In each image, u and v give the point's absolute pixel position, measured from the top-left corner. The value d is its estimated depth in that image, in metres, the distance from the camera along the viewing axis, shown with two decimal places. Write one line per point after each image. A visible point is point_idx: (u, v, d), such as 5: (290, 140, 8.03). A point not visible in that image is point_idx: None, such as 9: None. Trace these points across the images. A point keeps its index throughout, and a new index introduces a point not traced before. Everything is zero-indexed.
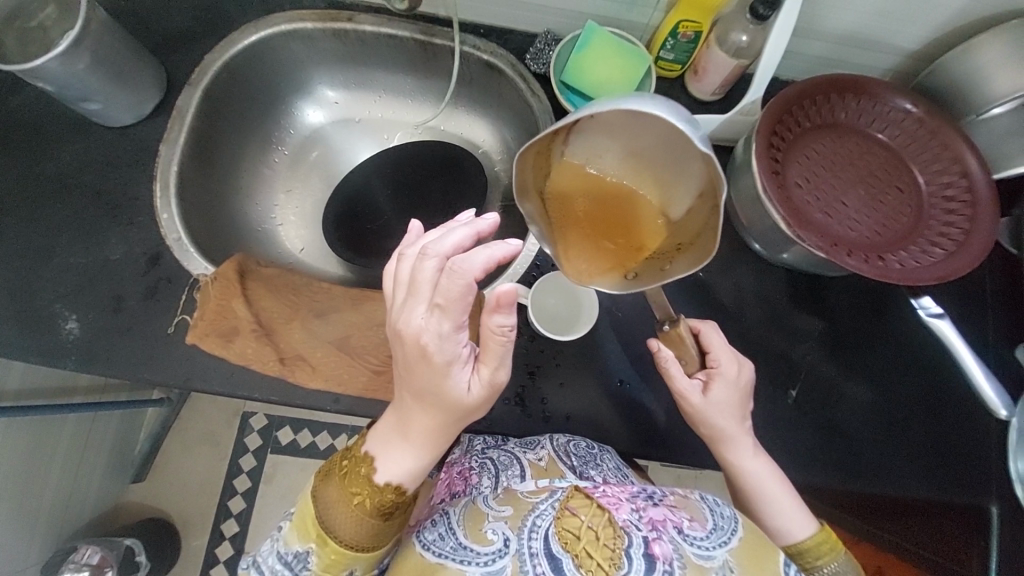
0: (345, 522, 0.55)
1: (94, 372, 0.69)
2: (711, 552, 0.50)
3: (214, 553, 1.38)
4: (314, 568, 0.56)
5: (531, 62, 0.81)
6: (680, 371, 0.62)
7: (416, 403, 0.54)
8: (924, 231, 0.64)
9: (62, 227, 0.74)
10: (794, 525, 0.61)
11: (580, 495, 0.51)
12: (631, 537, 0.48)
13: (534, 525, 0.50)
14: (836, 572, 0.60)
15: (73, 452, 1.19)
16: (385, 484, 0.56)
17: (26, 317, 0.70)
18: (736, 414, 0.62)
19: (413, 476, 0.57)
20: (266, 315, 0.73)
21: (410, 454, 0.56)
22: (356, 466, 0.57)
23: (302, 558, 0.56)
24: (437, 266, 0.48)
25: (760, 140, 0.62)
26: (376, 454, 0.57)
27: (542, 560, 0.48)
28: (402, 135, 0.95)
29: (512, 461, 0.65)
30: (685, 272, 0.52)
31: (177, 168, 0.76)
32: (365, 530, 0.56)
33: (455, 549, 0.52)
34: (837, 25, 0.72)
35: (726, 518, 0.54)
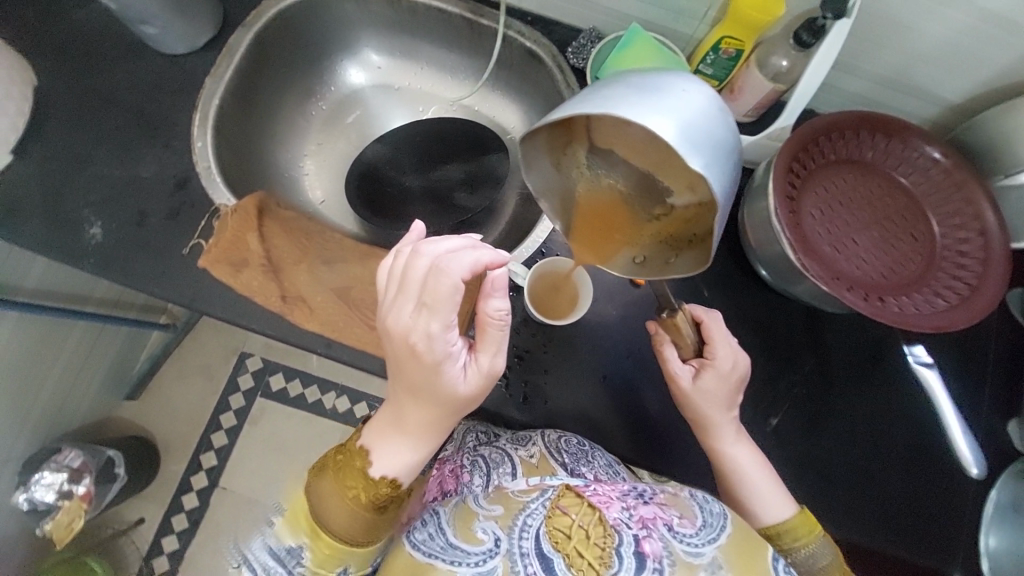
0: (338, 518, 0.57)
1: (107, 277, 0.73)
2: (700, 549, 0.51)
3: (189, 480, 1.44)
4: (308, 564, 0.58)
5: (571, 55, 0.82)
6: (674, 355, 0.65)
7: (409, 398, 0.56)
8: (929, 281, 0.63)
9: (101, 139, 0.77)
10: (770, 509, 0.62)
11: (571, 495, 0.53)
12: (621, 536, 0.50)
13: (526, 524, 0.52)
14: (813, 554, 0.60)
15: (75, 357, 1.26)
16: (380, 479, 0.57)
17: (55, 216, 0.74)
18: (724, 405, 0.64)
19: (407, 469, 0.58)
20: (275, 252, 0.75)
21: (404, 448, 0.57)
22: (350, 462, 0.58)
23: (297, 553, 0.58)
24: (428, 266, 0.50)
25: (780, 164, 0.62)
26: (371, 449, 0.58)
27: (533, 559, 0.50)
28: (436, 109, 0.97)
29: (503, 458, 0.64)
30: (686, 269, 0.56)
31: (219, 100, 0.80)
32: (358, 525, 0.57)
33: (444, 550, 0.53)
34: (882, 66, 0.72)
35: (715, 514, 0.55)
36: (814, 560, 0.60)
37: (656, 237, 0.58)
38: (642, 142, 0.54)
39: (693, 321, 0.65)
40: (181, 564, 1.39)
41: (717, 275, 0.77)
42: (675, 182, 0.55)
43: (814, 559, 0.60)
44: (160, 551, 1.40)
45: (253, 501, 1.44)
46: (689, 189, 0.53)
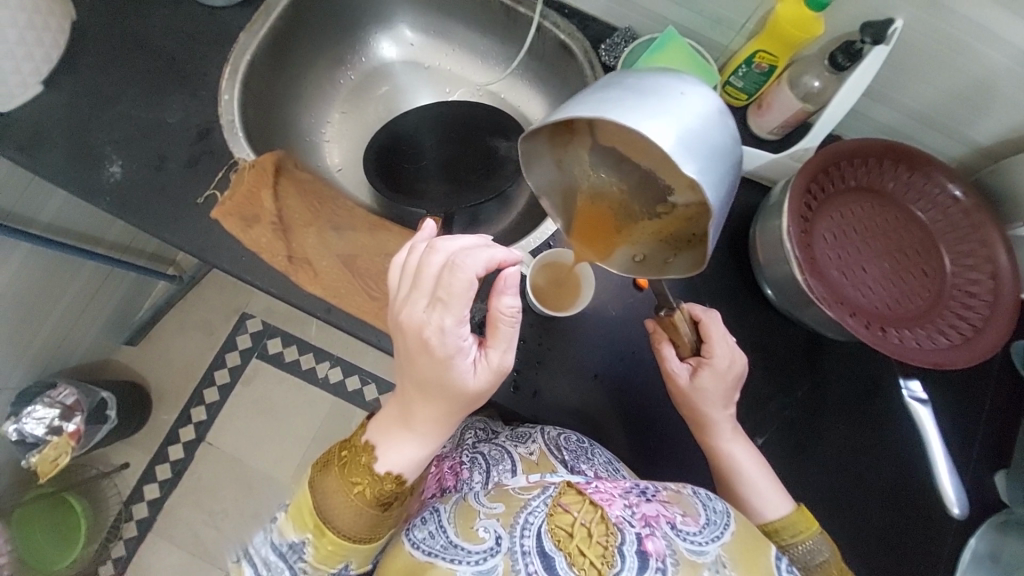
0: (342, 514, 0.56)
1: (120, 217, 0.74)
2: (705, 546, 0.52)
3: (177, 431, 1.46)
4: (310, 559, 0.57)
5: (604, 52, 0.82)
6: (672, 353, 0.66)
7: (415, 393, 0.56)
8: (935, 318, 0.63)
9: (131, 81, 0.78)
10: (769, 506, 0.64)
11: (572, 492, 0.53)
12: (624, 534, 0.50)
13: (528, 521, 0.51)
14: (812, 550, 0.62)
15: (81, 295, 1.28)
16: (386, 475, 0.57)
17: (77, 151, 0.75)
18: (721, 403, 0.65)
19: (415, 466, 0.58)
20: (287, 214, 0.76)
21: (412, 443, 0.57)
22: (355, 457, 0.58)
23: (298, 549, 0.57)
24: (443, 261, 0.51)
25: (798, 183, 0.62)
26: (376, 445, 0.58)
27: (534, 558, 0.49)
28: (462, 92, 0.98)
29: (503, 455, 0.69)
30: (683, 271, 0.57)
31: (250, 57, 0.80)
32: (362, 522, 0.57)
33: (445, 548, 0.53)
34: (913, 98, 0.71)
35: (720, 512, 0.57)
36: (813, 555, 0.61)
37: (655, 236, 0.59)
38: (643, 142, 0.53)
39: (691, 320, 0.66)
40: (159, 513, 1.41)
41: (721, 289, 0.77)
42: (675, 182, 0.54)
43: (812, 554, 0.61)
44: (140, 498, 1.42)
45: (237, 460, 1.46)
46: (689, 189, 0.53)
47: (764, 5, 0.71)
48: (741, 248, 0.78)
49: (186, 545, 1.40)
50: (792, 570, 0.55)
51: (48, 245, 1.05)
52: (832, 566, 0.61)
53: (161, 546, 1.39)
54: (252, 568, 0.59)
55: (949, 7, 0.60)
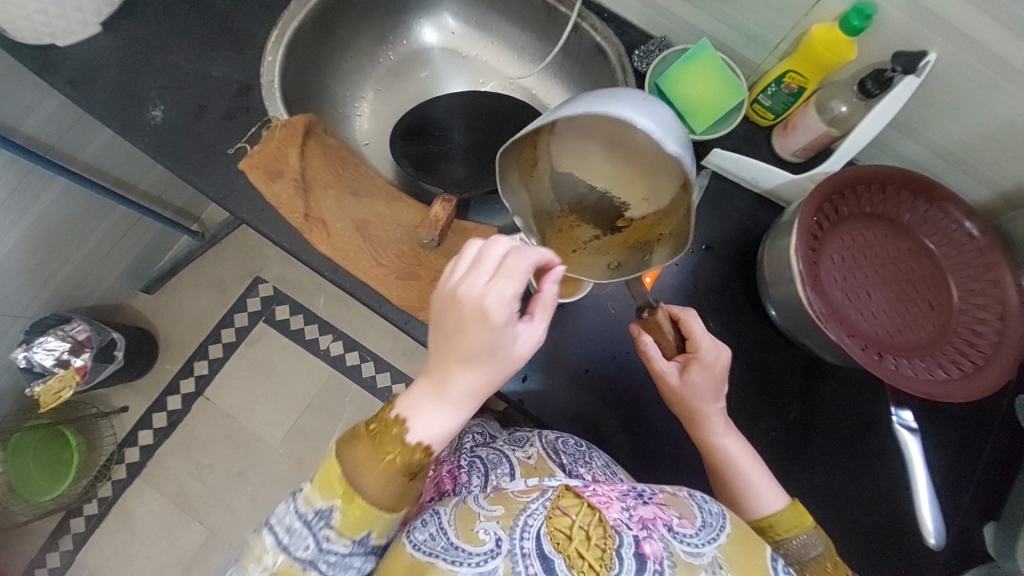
0: (375, 482, 0.54)
1: (154, 157, 0.78)
2: (701, 550, 0.52)
3: (178, 382, 1.49)
4: (337, 529, 0.54)
5: (637, 59, 0.83)
6: (658, 354, 0.67)
7: (455, 365, 0.55)
8: (934, 352, 0.62)
9: (183, 32, 0.82)
10: (763, 499, 0.64)
11: (570, 496, 0.54)
12: (622, 537, 0.50)
13: (527, 523, 0.51)
14: (805, 543, 0.61)
15: (107, 237, 1.33)
16: (416, 444, 0.55)
17: (124, 91, 0.79)
18: (712, 398, 0.66)
19: (444, 435, 0.56)
20: (310, 173, 0.78)
21: (444, 412, 0.56)
22: (386, 426, 0.56)
23: (324, 516, 0.54)
24: (506, 248, 0.54)
25: (811, 200, 0.62)
26: (405, 413, 0.56)
27: (534, 560, 0.49)
28: (495, 84, 1.00)
29: (501, 459, 0.69)
30: (664, 258, 0.68)
31: (298, 23, 0.84)
32: (391, 491, 0.55)
33: (445, 550, 0.53)
34: (940, 136, 0.71)
35: (715, 515, 0.57)
36: (807, 549, 0.61)
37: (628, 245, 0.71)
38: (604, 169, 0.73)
39: (672, 319, 0.66)
40: (150, 459, 1.44)
41: (724, 301, 0.77)
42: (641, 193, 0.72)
43: (805, 548, 0.61)
44: (134, 442, 1.45)
45: (230, 418, 1.49)
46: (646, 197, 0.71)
47: (800, 26, 0.71)
48: (747, 264, 0.78)
49: (170, 494, 1.43)
50: (788, 572, 0.56)
51: (82, 181, 1.10)
52: (826, 560, 0.60)
53: (146, 492, 1.42)
54: (273, 535, 0.55)
55: (986, 45, 0.59)
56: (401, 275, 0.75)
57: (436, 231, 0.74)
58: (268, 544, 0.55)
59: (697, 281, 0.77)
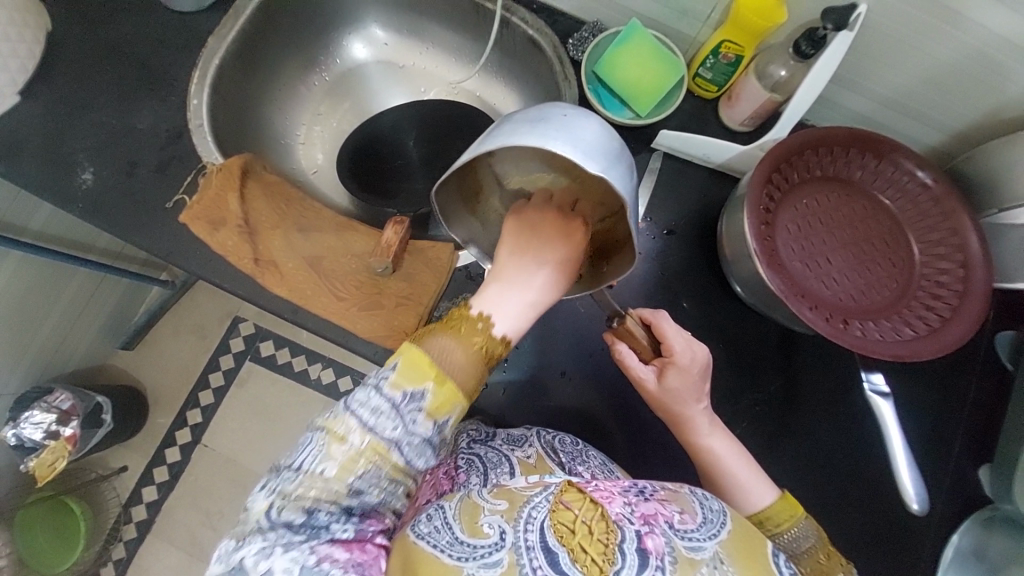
0: (463, 369, 0.55)
1: (92, 222, 0.75)
2: (703, 544, 0.51)
3: (174, 434, 1.48)
4: (426, 411, 0.53)
5: (572, 47, 0.81)
6: (634, 360, 0.65)
7: (528, 268, 0.59)
8: (901, 310, 0.61)
9: (101, 88, 0.79)
10: (754, 493, 0.63)
11: (574, 490, 0.51)
12: (624, 531, 0.49)
13: (531, 515, 0.49)
14: (798, 536, 0.61)
15: (74, 302, 1.30)
16: (499, 337, 0.57)
17: (50, 158, 0.76)
18: (693, 398, 0.64)
19: (520, 333, 0.59)
20: (254, 216, 0.76)
21: (519, 306, 0.59)
22: (470, 321, 0.57)
23: (416, 397, 0.53)
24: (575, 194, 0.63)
25: (759, 173, 0.61)
26: (487, 308, 0.58)
27: (538, 553, 0.47)
28: (437, 92, 0.98)
29: (501, 458, 0.64)
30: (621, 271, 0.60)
31: (219, 60, 0.81)
32: (474, 379, 0.56)
33: (450, 544, 0.49)
34: (884, 86, 0.69)
35: (715, 511, 0.56)
36: (798, 541, 0.61)
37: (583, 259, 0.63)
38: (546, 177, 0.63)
39: (643, 323, 0.65)
40: (158, 513, 1.44)
41: (693, 282, 0.76)
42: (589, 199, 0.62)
43: (797, 542, 0.61)
44: (139, 500, 1.44)
45: (232, 461, 1.48)
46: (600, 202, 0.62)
47: None
48: (712, 242, 0.77)
49: (184, 545, 1.42)
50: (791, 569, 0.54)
51: (41, 252, 1.07)
52: (819, 550, 0.60)
53: (159, 547, 1.42)
54: (356, 420, 0.52)
55: None
56: (362, 306, 0.73)
57: (388, 257, 0.73)
58: (351, 427, 0.51)
59: (663, 266, 0.76)
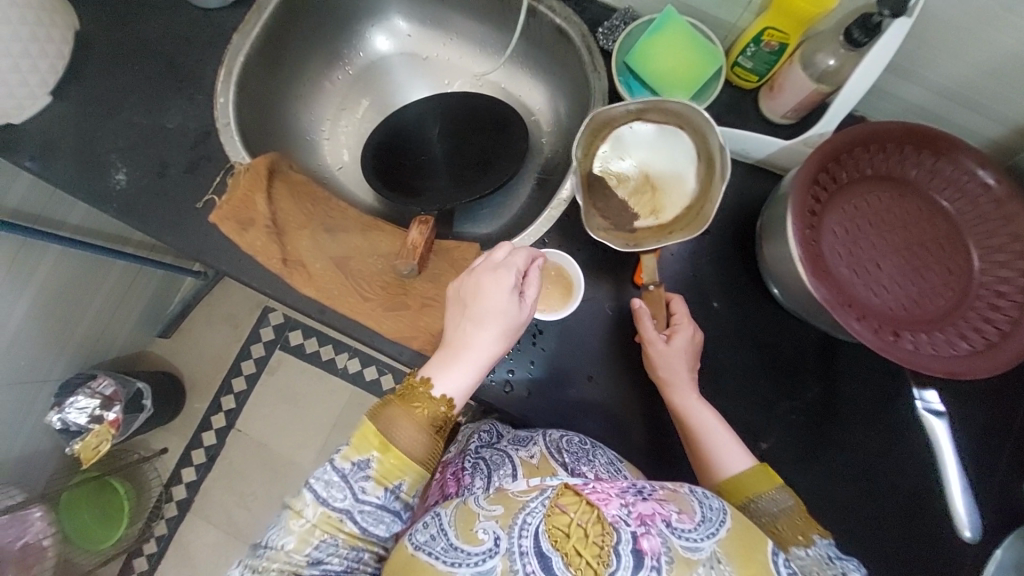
0: (406, 437, 0.59)
1: (127, 222, 0.77)
2: (699, 544, 0.51)
3: (209, 418, 1.54)
4: (374, 478, 0.58)
5: (602, 37, 0.78)
6: (648, 320, 0.68)
7: (468, 332, 0.63)
8: (957, 321, 0.56)
9: (132, 88, 0.80)
10: (732, 458, 0.63)
11: (570, 493, 0.51)
12: (619, 533, 0.49)
13: (525, 522, 0.50)
14: (777, 501, 0.59)
15: (113, 293, 1.35)
16: (440, 398, 0.60)
17: (85, 159, 0.78)
18: (688, 366, 0.67)
19: (465, 393, 0.62)
20: (281, 216, 0.76)
21: (466, 371, 0.62)
22: (414, 388, 0.61)
23: (362, 466, 0.58)
24: (525, 256, 0.65)
25: (803, 173, 0.57)
26: (431, 374, 0.62)
27: (532, 558, 0.49)
28: (461, 84, 0.95)
29: (504, 460, 0.67)
30: (683, 235, 0.69)
31: (244, 58, 0.81)
32: (420, 443, 0.59)
33: (445, 550, 0.53)
34: (944, 75, 0.64)
35: (714, 509, 0.55)
36: (771, 505, 0.59)
37: (633, 236, 0.72)
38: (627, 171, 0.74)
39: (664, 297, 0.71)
40: (197, 494, 1.51)
41: (725, 284, 0.73)
42: (647, 203, 0.73)
43: (774, 504, 0.59)
44: (178, 480, 1.51)
45: (263, 446, 1.53)
46: (653, 211, 0.73)
47: None
48: (749, 243, 0.73)
49: (221, 524, 1.49)
50: (787, 565, 0.52)
51: (77, 245, 1.10)
52: (795, 514, 0.58)
53: (197, 525, 1.49)
54: (311, 493, 0.58)
55: None
56: (388, 306, 0.73)
57: (414, 259, 0.72)
58: (308, 499, 0.58)
59: (696, 268, 0.73)
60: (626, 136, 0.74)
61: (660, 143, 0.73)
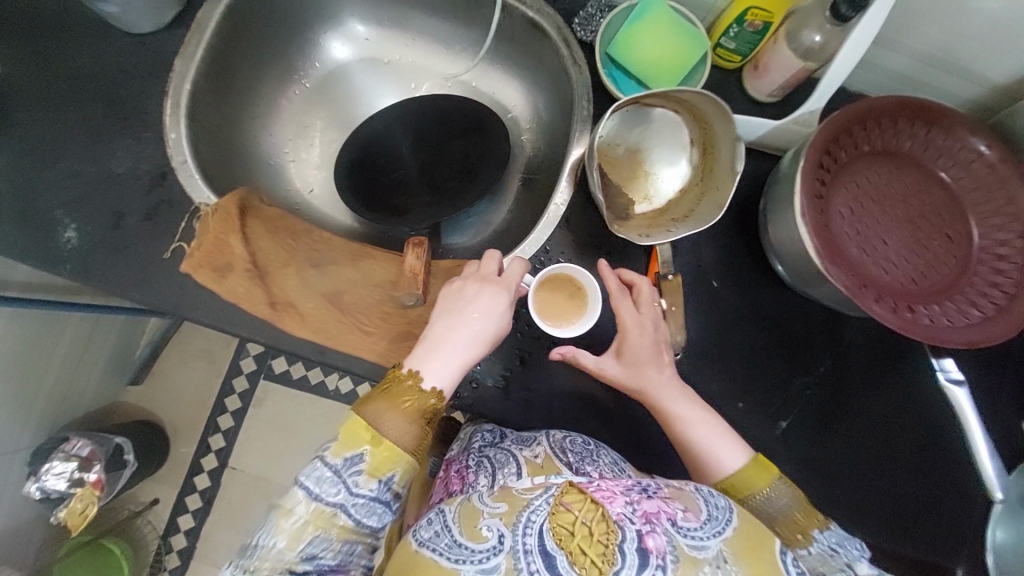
0: (396, 428, 0.57)
1: (86, 283, 0.69)
2: (706, 542, 0.50)
3: (199, 461, 1.46)
4: (367, 472, 0.56)
5: (578, 27, 0.74)
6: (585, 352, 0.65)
7: (452, 325, 0.62)
8: (964, 289, 0.58)
9: (67, 132, 0.71)
10: (726, 456, 0.61)
11: (574, 491, 0.50)
12: (624, 532, 0.48)
13: (529, 520, 0.49)
14: (774, 494, 0.59)
15: (74, 347, 1.24)
16: (429, 389, 0.59)
17: (25, 219, 0.69)
18: (655, 365, 0.64)
19: (452, 383, 0.61)
20: (261, 256, 0.71)
21: (450, 359, 0.61)
22: (400, 380, 0.60)
23: (355, 461, 0.56)
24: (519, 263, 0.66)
25: (809, 158, 0.56)
26: (416, 365, 0.60)
27: (536, 557, 0.47)
28: (429, 86, 0.90)
29: (508, 458, 0.64)
30: (687, 230, 0.66)
31: (190, 85, 0.73)
32: (412, 434, 0.58)
33: (449, 548, 0.51)
34: (924, 40, 0.64)
35: (721, 508, 0.54)
36: (773, 501, 0.59)
37: (627, 223, 0.70)
38: (624, 159, 0.72)
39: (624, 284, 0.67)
40: (198, 540, 1.43)
41: (730, 270, 0.72)
42: (641, 190, 0.72)
43: (773, 502, 0.59)
44: (177, 529, 1.43)
45: (263, 480, 1.46)
46: (646, 199, 0.72)
47: None
48: (751, 225, 0.72)
49: None
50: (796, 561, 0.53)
51: (28, 304, 1.00)
52: (795, 510, 0.59)
53: (205, 571, 1.42)
54: (302, 488, 0.56)
55: None
56: (391, 338, 0.68)
57: (416, 287, 0.68)
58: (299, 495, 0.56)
59: (701, 257, 0.72)
60: (631, 122, 0.72)
61: (667, 135, 0.71)
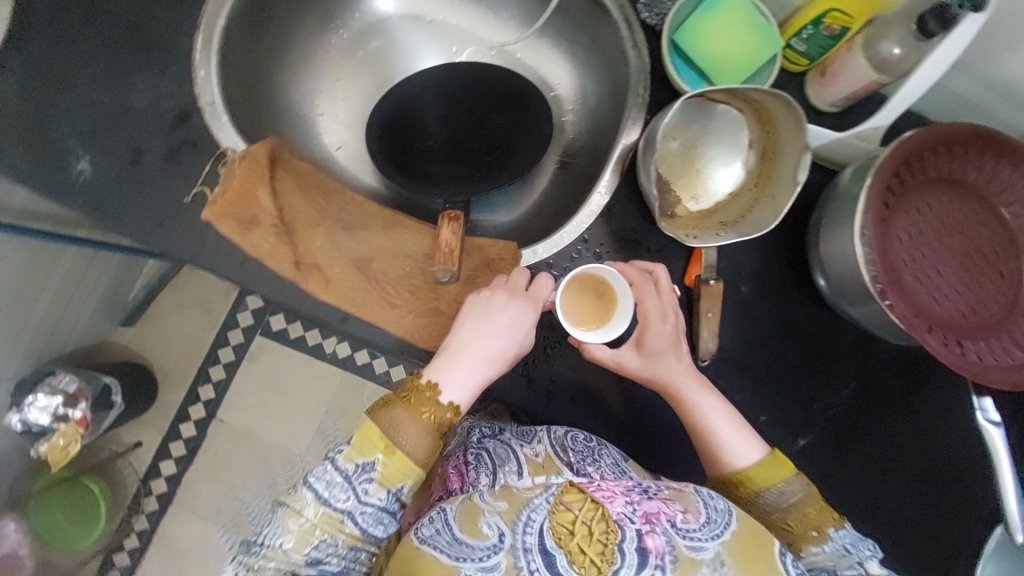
0: (411, 440, 0.55)
1: (97, 219, 0.65)
2: (704, 544, 0.49)
3: (186, 410, 1.42)
4: (378, 481, 0.54)
5: (644, 8, 0.70)
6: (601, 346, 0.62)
7: (477, 343, 0.60)
8: (1010, 328, 0.57)
9: (88, 54, 0.66)
10: (743, 450, 0.60)
11: (574, 490, 0.51)
12: (623, 531, 0.48)
13: (530, 519, 0.49)
14: (787, 490, 0.59)
15: (67, 282, 1.19)
16: (446, 402, 0.58)
17: (35, 142, 0.64)
18: (674, 355, 0.63)
19: (470, 397, 0.59)
20: (289, 212, 0.67)
21: (472, 373, 0.59)
22: (419, 390, 0.58)
23: (366, 468, 0.54)
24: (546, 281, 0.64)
25: (877, 179, 0.55)
26: (435, 376, 0.59)
27: (536, 556, 0.48)
28: (471, 52, 0.85)
29: (508, 455, 0.64)
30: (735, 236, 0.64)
31: (225, 21, 0.69)
32: (426, 448, 0.56)
33: (450, 545, 0.50)
34: (1002, 67, 0.62)
35: (720, 511, 0.52)
36: (785, 496, 0.59)
37: (672, 221, 0.68)
38: (677, 155, 0.70)
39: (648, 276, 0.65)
40: (178, 488, 1.39)
41: (766, 280, 0.71)
42: (691, 188, 0.70)
43: (785, 496, 0.59)
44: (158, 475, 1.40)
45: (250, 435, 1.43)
46: (694, 198, 0.70)
47: None
48: (795, 238, 0.71)
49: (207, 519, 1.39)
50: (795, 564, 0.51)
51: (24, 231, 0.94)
52: (807, 504, 0.59)
53: (184, 518, 1.38)
54: (310, 491, 0.54)
55: None
56: (418, 312, 0.66)
57: (453, 264, 0.65)
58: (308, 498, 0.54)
59: (741, 264, 0.70)
60: (693, 117, 0.69)
61: (726, 135, 0.69)
